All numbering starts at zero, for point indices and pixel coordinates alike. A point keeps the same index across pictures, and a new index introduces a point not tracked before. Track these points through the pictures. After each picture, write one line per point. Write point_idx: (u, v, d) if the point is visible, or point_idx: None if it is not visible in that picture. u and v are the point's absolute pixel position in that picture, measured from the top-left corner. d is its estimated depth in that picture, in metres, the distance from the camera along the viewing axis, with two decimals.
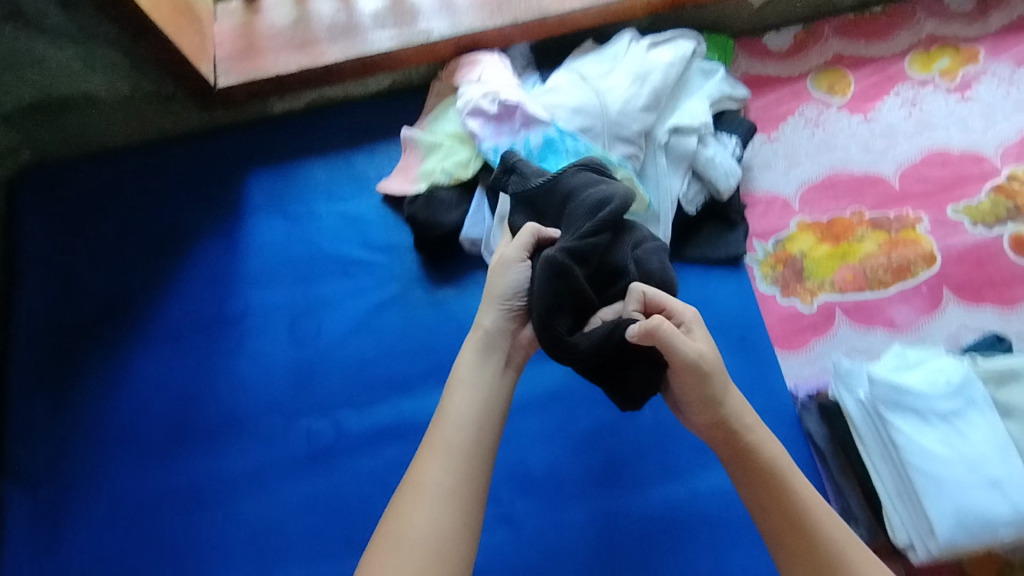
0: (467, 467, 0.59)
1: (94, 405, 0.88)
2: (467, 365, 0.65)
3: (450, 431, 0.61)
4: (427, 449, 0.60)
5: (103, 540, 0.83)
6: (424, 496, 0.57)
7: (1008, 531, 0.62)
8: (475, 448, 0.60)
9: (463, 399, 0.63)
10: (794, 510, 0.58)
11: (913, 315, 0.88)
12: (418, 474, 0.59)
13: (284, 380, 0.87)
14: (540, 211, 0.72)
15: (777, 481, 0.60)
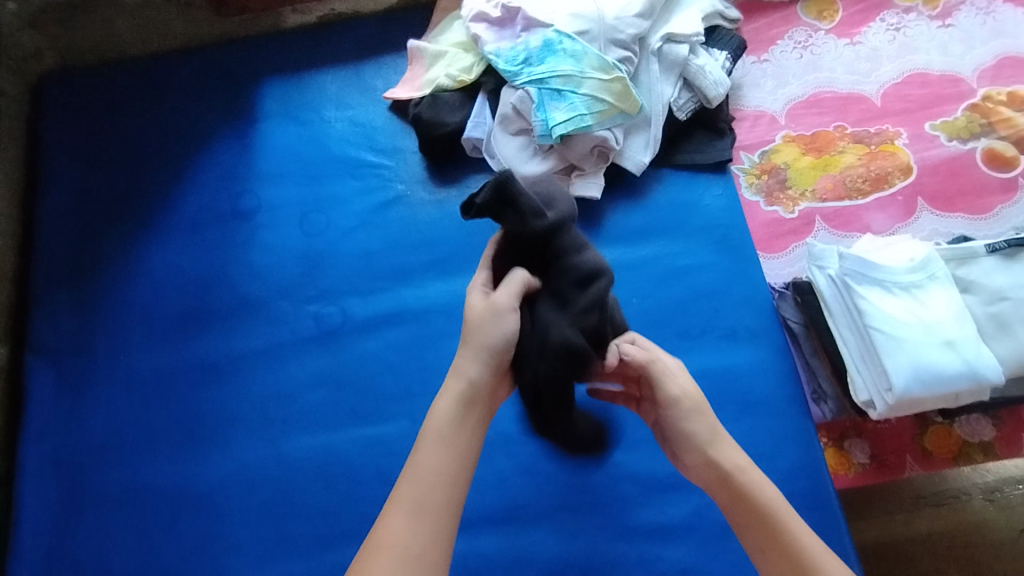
0: (436, 528, 0.59)
1: (114, 290, 0.94)
2: (445, 420, 0.64)
3: (418, 492, 0.60)
4: (394, 504, 0.60)
5: (123, 411, 0.89)
6: (393, 555, 0.56)
7: (958, 384, 0.69)
8: (444, 511, 0.60)
9: (435, 462, 0.62)
10: (774, 540, 0.62)
11: (889, 220, 0.93)
12: (384, 531, 0.58)
13: (295, 268, 0.93)
14: (521, 254, 0.70)
15: (755, 514, 0.64)
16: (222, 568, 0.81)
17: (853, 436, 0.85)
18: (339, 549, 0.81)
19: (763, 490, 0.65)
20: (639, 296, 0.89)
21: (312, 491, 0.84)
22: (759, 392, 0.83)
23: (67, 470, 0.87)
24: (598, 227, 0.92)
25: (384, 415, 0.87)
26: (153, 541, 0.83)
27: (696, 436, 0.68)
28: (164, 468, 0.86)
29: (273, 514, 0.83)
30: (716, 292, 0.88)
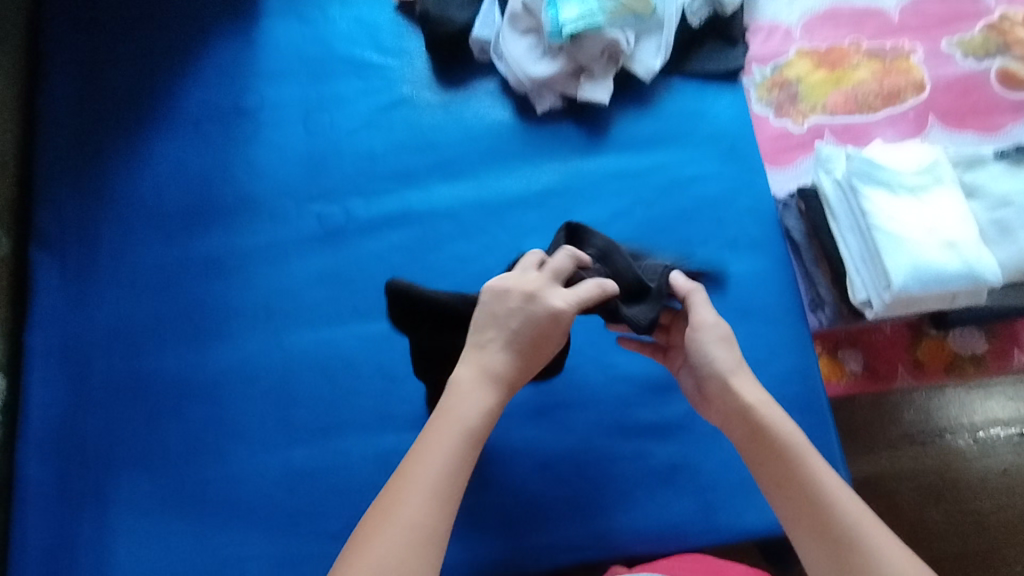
0: (446, 516, 0.51)
1: (118, 185, 0.94)
2: (462, 400, 0.56)
3: (422, 472, 0.52)
4: (400, 478, 0.53)
5: (128, 302, 0.90)
6: (393, 536, 0.49)
7: (956, 285, 0.69)
8: (453, 496, 0.52)
9: (443, 442, 0.54)
10: (807, 497, 0.56)
11: (899, 136, 0.92)
12: (390, 505, 0.51)
13: (297, 166, 0.93)
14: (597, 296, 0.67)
15: (787, 468, 0.58)
16: (226, 453, 0.83)
17: (847, 346, 0.87)
18: (340, 438, 0.83)
19: (797, 441, 0.58)
20: (643, 204, 0.89)
21: (314, 384, 0.85)
22: (759, 298, 0.84)
23: (74, 358, 0.89)
24: (602, 133, 0.93)
25: (386, 313, 0.88)
26: (158, 426, 0.85)
27: (719, 362, 0.63)
28: (168, 358, 0.87)
29: (276, 405, 0.85)
30: (719, 200, 0.88)
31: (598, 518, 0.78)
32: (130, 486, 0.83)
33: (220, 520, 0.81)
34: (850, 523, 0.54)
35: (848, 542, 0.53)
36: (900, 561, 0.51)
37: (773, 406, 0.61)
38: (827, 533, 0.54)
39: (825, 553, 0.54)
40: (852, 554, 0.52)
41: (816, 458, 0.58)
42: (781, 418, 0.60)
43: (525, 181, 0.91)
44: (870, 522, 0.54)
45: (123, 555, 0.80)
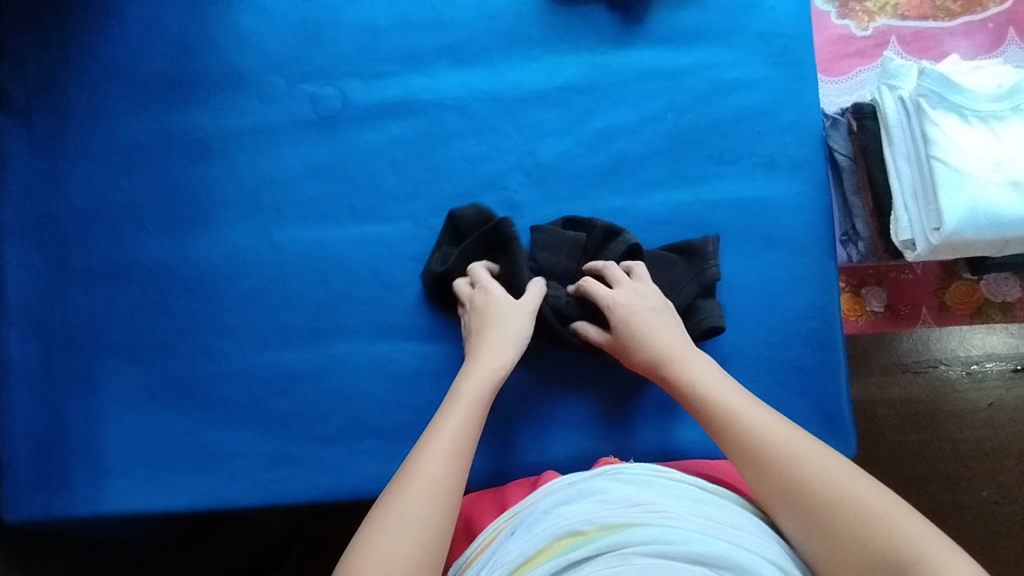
0: (458, 470, 0.59)
1: (89, 45, 0.85)
2: (475, 373, 0.68)
3: (444, 435, 0.61)
4: (423, 445, 0.61)
5: (104, 179, 0.83)
6: (416, 489, 0.57)
7: (1012, 230, 0.63)
8: (466, 456, 0.61)
9: (459, 412, 0.64)
10: (722, 426, 0.62)
11: (973, 51, 0.82)
12: (413, 466, 0.59)
13: (290, 38, 0.84)
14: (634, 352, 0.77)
15: (705, 407, 0.65)
16: (215, 348, 0.80)
17: (873, 283, 0.82)
18: (334, 341, 0.79)
19: (706, 385, 0.66)
20: (675, 110, 0.80)
21: (307, 284, 0.80)
22: (788, 226, 0.77)
23: (49, 235, 0.83)
24: (637, 22, 0.82)
25: (385, 214, 0.81)
26: (143, 315, 0.81)
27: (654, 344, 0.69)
28: (150, 243, 0.82)
29: (266, 303, 0.80)
30: (761, 110, 0.79)
31: (594, 439, 0.77)
32: (116, 374, 0.80)
33: (208, 414, 0.79)
34: (759, 435, 0.60)
35: (758, 456, 0.59)
36: (803, 452, 0.58)
37: (690, 354, 0.69)
38: (742, 449, 0.61)
39: (744, 467, 0.61)
40: (762, 461, 0.59)
41: (726, 390, 0.65)
42: (697, 362, 0.68)
43: (543, 74, 0.82)
44: (776, 430, 0.61)
45: (113, 441, 0.79)
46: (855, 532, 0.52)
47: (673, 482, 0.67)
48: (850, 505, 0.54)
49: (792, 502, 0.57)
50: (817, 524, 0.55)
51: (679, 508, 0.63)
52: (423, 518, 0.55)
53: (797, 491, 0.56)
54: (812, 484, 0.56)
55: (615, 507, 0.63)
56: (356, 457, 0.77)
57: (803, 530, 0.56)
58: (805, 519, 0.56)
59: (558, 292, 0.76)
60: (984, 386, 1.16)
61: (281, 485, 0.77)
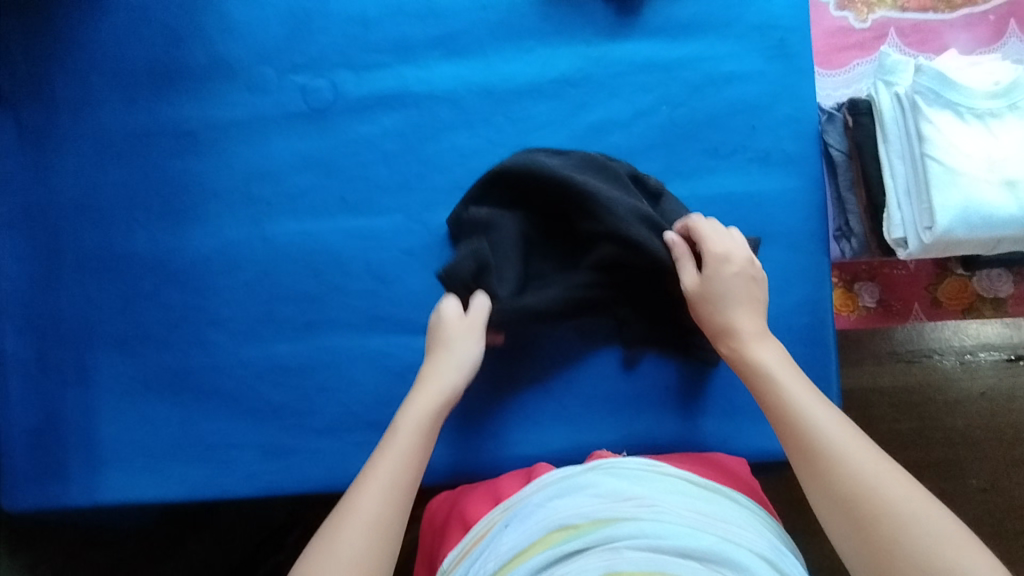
0: (398, 501, 0.60)
1: (76, 34, 0.83)
2: (422, 398, 0.68)
3: (387, 467, 0.62)
4: (364, 477, 0.61)
5: (94, 170, 0.82)
6: (357, 525, 0.57)
7: (1004, 230, 0.62)
8: (408, 489, 0.61)
9: (405, 441, 0.64)
10: (790, 419, 0.59)
11: (972, 44, 0.81)
12: (353, 499, 0.59)
13: (279, 27, 0.83)
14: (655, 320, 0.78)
15: (776, 399, 0.61)
16: (208, 340, 0.80)
17: (866, 279, 0.82)
18: (326, 334, 0.80)
19: (779, 375, 0.62)
20: (670, 103, 0.79)
21: (299, 277, 0.80)
22: (781, 221, 0.77)
23: (39, 227, 0.82)
24: (632, 12, 0.81)
25: (377, 207, 0.81)
26: (136, 307, 0.81)
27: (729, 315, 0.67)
28: (142, 235, 0.82)
29: (259, 295, 0.80)
30: (756, 104, 0.78)
31: (586, 432, 0.77)
32: (110, 366, 0.80)
33: (201, 406, 0.79)
34: (828, 435, 0.57)
35: (823, 453, 0.56)
36: (873, 462, 0.54)
37: (763, 344, 0.65)
38: (807, 445, 0.57)
39: (805, 465, 0.57)
40: (827, 462, 0.55)
41: (800, 386, 0.61)
42: (769, 351, 0.65)
43: (537, 66, 0.81)
44: (845, 433, 0.57)
45: (107, 432, 0.80)
46: (912, 554, 0.49)
47: (665, 476, 0.68)
48: (915, 527, 0.50)
49: (847, 511, 0.53)
50: (871, 537, 0.51)
51: (670, 502, 0.63)
52: (365, 555, 0.56)
53: (857, 498, 0.53)
54: (878, 498, 0.52)
55: (606, 501, 0.64)
56: (350, 449, 0.77)
57: (856, 545, 0.52)
58: (858, 529, 0.52)
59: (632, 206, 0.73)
60: (977, 376, 1.17)
61: (275, 476, 0.77)
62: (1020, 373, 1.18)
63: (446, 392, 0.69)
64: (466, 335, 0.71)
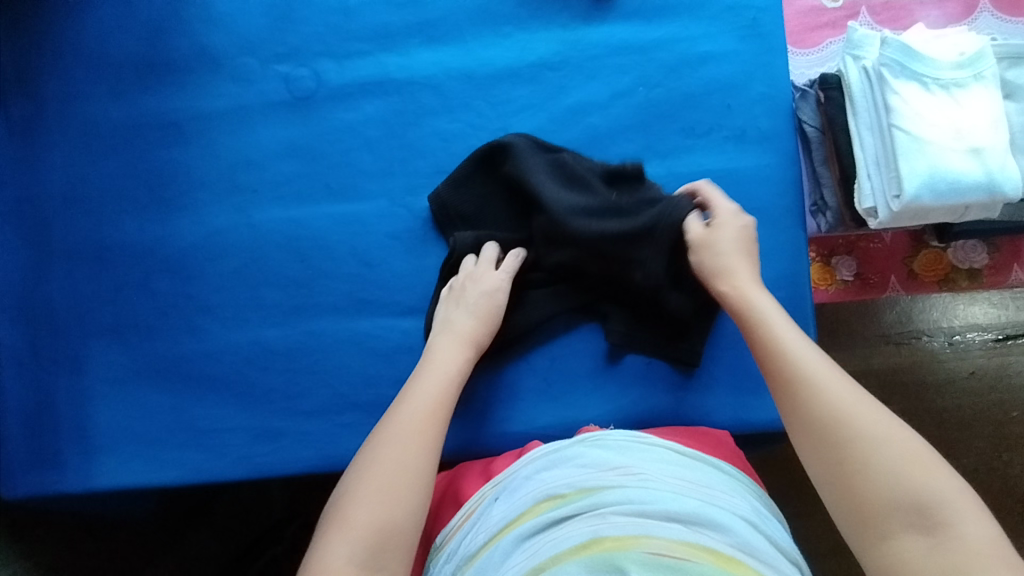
0: (436, 429, 0.63)
1: (62, 29, 0.85)
2: (447, 350, 0.70)
3: (415, 403, 0.64)
4: (398, 404, 0.65)
5: (83, 162, 0.84)
6: (403, 444, 0.60)
7: (972, 197, 0.64)
8: (443, 417, 0.64)
9: (437, 380, 0.67)
10: (777, 353, 0.60)
11: (943, 20, 0.83)
12: (392, 421, 0.63)
13: (261, 17, 0.84)
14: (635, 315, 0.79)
15: (767, 337, 0.62)
16: (198, 327, 0.81)
17: (843, 253, 0.83)
18: (313, 318, 0.81)
19: (765, 313, 0.64)
20: (646, 85, 0.81)
21: (285, 263, 0.82)
22: (758, 197, 0.78)
23: (30, 219, 0.84)
24: None
25: (362, 192, 0.82)
26: (127, 296, 0.82)
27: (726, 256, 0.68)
28: (131, 226, 0.83)
29: (247, 282, 0.82)
30: (730, 83, 0.80)
31: (571, 410, 0.79)
32: (102, 354, 0.82)
33: (192, 391, 0.81)
34: (812, 369, 0.58)
35: (803, 384, 0.57)
36: (852, 397, 0.55)
37: (753, 285, 0.67)
38: (791, 377, 0.58)
39: (785, 395, 0.58)
40: (807, 390, 0.57)
41: (783, 324, 0.63)
42: (760, 293, 0.66)
43: (516, 50, 0.82)
44: (828, 369, 0.58)
45: (102, 419, 0.81)
46: (880, 475, 0.51)
47: (650, 446, 0.69)
48: (884, 450, 0.52)
49: (823, 438, 0.54)
50: (845, 461, 0.53)
51: (656, 470, 0.64)
52: (413, 467, 0.59)
53: (836, 424, 0.54)
54: (852, 423, 0.54)
55: (593, 471, 0.65)
56: (339, 429, 0.79)
57: (829, 471, 0.53)
58: (830, 455, 0.54)
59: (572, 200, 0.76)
60: (965, 356, 1.19)
61: (267, 459, 0.79)
62: (1007, 352, 1.20)
63: (471, 338, 0.71)
64: (483, 305, 0.73)
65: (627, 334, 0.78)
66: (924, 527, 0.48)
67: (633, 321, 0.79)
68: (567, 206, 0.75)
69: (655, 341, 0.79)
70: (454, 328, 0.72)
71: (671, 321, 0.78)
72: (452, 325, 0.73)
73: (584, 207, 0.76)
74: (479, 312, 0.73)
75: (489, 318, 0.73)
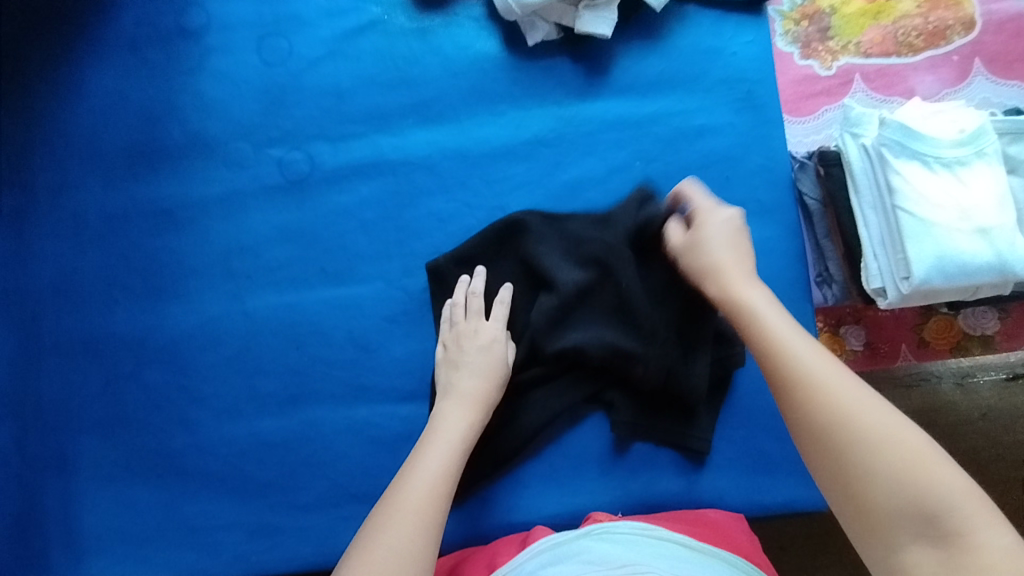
0: (439, 508, 0.58)
1: (54, 119, 0.85)
2: (450, 419, 0.67)
3: (419, 474, 0.60)
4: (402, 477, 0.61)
5: (75, 253, 0.82)
6: (401, 523, 0.56)
7: (982, 278, 0.62)
8: (447, 494, 0.60)
9: (440, 451, 0.63)
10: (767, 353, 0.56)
11: (938, 85, 0.83)
12: (395, 495, 0.59)
13: (253, 101, 0.84)
14: (646, 403, 0.77)
15: (758, 336, 0.58)
16: (191, 419, 0.79)
17: (851, 322, 0.81)
18: (310, 407, 0.78)
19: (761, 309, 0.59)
20: (643, 159, 0.80)
21: (281, 350, 0.79)
22: (763, 271, 0.77)
23: (20, 313, 0.82)
24: (601, 73, 0.82)
25: (358, 275, 0.80)
26: (117, 389, 0.80)
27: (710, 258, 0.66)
28: (123, 316, 0.81)
29: (242, 370, 0.79)
30: (728, 156, 0.79)
31: (577, 495, 0.76)
32: (92, 452, 0.79)
33: (184, 487, 0.78)
34: (805, 366, 0.54)
35: (806, 385, 0.52)
36: (856, 399, 0.51)
37: (747, 278, 0.63)
38: (784, 376, 0.54)
39: (783, 397, 0.54)
40: (800, 389, 0.53)
41: (777, 317, 0.59)
42: (751, 288, 0.62)
43: (512, 128, 0.82)
44: (825, 365, 0.53)
45: (91, 520, 0.78)
46: (885, 484, 0.47)
47: (657, 541, 0.65)
48: (887, 452, 0.47)
49: (821, 443, 0.50)
50: (845, 466, 0.49)
51: (664, 567, 0.59)
52: (414, 551, 0.54)
53: (831, 427, 0.50)
54: (850, 424, 0.49)
55: (601, 565, 0.59)
56: (339, 524, 0.75)
57: (830, 475, 0.50)
58: (833, 461, 0.50)
59: (568, 275, 0.75)
60: (978, 397, 1.05)
61: (263, 558, 0.75)
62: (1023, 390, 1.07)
63: (480, 405, 0.69)
64: (488, 364, 0.71)
65: (634, 417, 0.76)
66: (935, 539, 0.44)
67: (640, 405, 0.76)
68: (564, 282, 0.75)
69: (670, 427, 0.76)
70: (461, 390, 0.70)
71: (687, 405, 0.76)
72: (455, 390, 0.70)
73: (579, 285, 0.75)
74: (481, 371, 0.71)
75: (493, 375, 0.71)
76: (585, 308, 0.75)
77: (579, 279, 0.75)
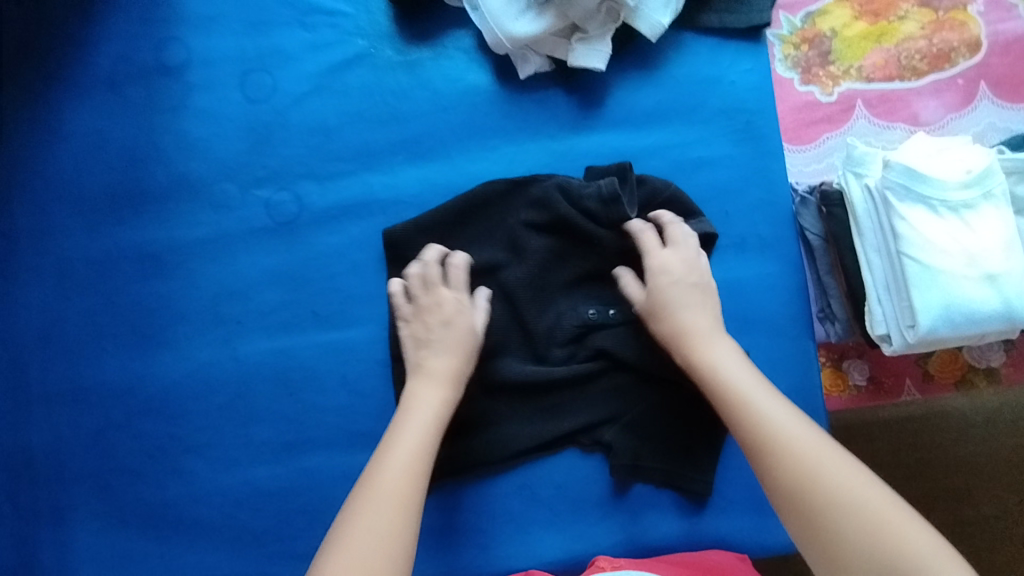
0: (417, 488, 0.60)
1: (33, 163, 0.82)
2: (424, 397, 0.67)
3: (394, 457, 0.62)
4: (378, 457, 0.63)
5: (59, 300, 0.80)
6: (383, 507, 0.58)
7: (989, 326, 0.61)
8: (422, 473, 0.62)
9: (415, 428, 0.65)
10: (739, 415, 0.61)
11: (942, 110, 0.80)
12: (373, 478, 0.61)
13: (238, 139, 0.81)
14: (646, 431, 0.75)
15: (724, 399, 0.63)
16: (185, 469, 0.77)
17: (854, 356, 0.80)
18: (305, 456, 0.77)
19: (727, 372, 0.64)
20: None
21: (273, 397, 0.78)
22: (765, 309, 0.75)
23: (7, 363, 0.80)
24: (595, 105, 0.80)
25: (350, 317, 0.79)
26: (108, 439, 0.78)
27: (678, 318, 0.68)
28: (111, 365, 0.79)
29: (235, 419, 0.78)
30: (728, 190, 0.77)
31: (579, 540, 0.74)
32: (84, 504, 0.78)
33: (179, 538, 0.77)
34: (776, 429, 0.59)
35: (780, 450, 0.57)
36: (819, 456, 0.56)
37: (714, 337, 0.67)
38: (756, 438, 0.59)
39: (756, 457, 0.59)
40: (771, 450, 0.58)
41: (747, 379, 0.63)
42: (718, 348, 0.66)
43: (505, 163, 0.79)
44: (795, 430, 0.59)
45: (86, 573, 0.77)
46: (855, 539, 0.52)
47: None
48: (857, 511, 0.53)
49: (795, 504, 0.55)
50: (816, 523, 0.54)
51: None
52: (391, 532, 0.57)
53: (803, 487, 0.55)
54: (817, 484, 0.55)
55: None
56: None
57: (806, 531, 0.54)
58: (805, 520, 0.55)
59: (540, 242, 0.76)
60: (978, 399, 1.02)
61: None
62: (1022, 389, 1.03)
63: (455, 376, 0.69)
64: (456, 337, 0.70)
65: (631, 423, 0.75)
66: None
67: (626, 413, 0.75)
68: (541, 246, 0.76)
69: (664, 449, 0.74)
70: (428, 368, 0.69)
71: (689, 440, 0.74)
72: (426, 368, 0.69)
73: (558, 250, 0.76)
74: (449, 346, 0.70)
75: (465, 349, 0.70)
76: (563, 287, 0.77)
77: (547, 242, 0.76)
